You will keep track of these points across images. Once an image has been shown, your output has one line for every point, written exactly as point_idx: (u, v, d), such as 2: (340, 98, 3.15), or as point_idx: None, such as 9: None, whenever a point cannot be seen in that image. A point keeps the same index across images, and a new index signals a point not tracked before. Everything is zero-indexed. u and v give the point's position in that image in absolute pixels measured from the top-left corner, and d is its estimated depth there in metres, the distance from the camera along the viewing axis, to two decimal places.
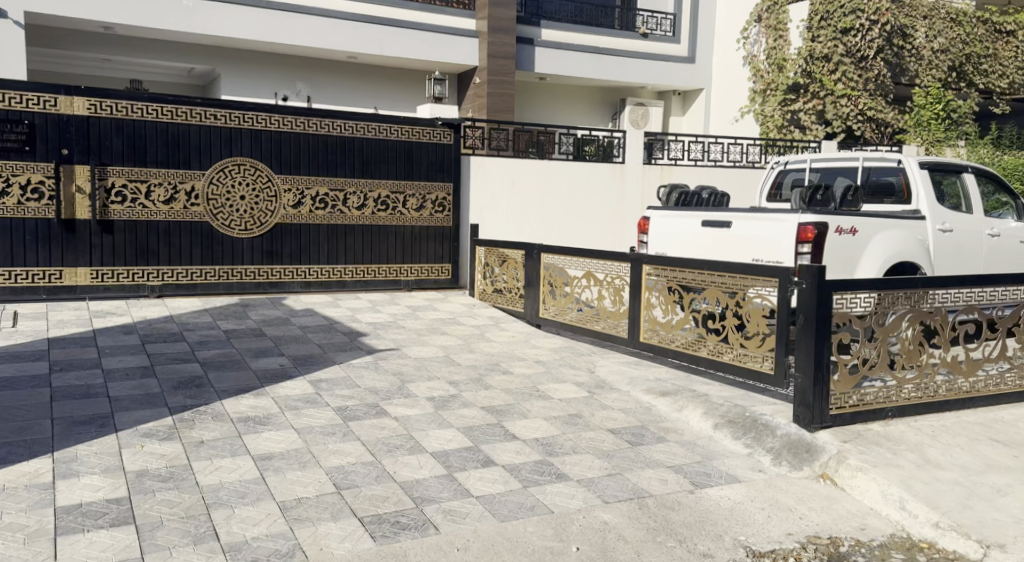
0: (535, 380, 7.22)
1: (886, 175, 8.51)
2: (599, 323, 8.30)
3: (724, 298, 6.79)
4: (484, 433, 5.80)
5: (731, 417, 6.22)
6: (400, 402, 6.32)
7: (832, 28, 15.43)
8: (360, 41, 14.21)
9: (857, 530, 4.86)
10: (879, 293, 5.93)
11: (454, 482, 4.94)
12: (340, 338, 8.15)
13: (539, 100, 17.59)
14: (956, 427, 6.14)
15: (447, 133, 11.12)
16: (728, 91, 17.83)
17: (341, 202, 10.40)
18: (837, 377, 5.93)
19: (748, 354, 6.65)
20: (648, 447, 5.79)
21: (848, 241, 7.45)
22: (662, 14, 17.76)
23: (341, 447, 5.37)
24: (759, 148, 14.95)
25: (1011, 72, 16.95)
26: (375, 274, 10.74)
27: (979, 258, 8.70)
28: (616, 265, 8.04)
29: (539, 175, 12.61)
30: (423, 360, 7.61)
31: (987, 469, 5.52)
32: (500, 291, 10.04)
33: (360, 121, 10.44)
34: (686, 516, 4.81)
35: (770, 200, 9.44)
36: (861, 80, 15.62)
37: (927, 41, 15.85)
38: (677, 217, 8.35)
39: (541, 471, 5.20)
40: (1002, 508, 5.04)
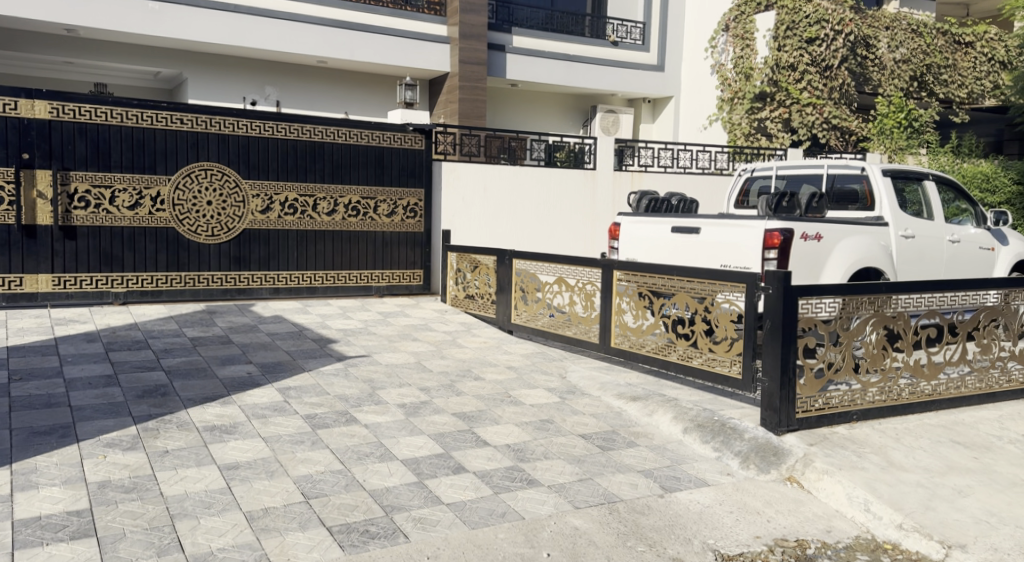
0: (507, 386, 7.26)
1: (850, 181, 8.65)
2: (570, 328, 8.36)
3: (693, 303, 6.87)
4: (453, 439, 5.83)
5: (700, 421, 6.29)
6: (370, 409, 6.34)
7: (798, 38, 15.88)
8: (329, 45, 14.22)
9: (823, 533, 4.94)
10: (843, 297, 6.03)
11: (424, 490, 4.96)
12: (309, 345, 8.14)
13: (512, 107, 17.66)
14: (919, 429, 6.25)
15: (419, 138, 11.15)
16: (697, 99, 17.97)
17: (310, 207, 10.40)
18: (803, 381, 6.02)
19: (717, 358, 6.71)
20: (618, 452, 5.85)
21: (813, 247, 7.57)
22: (632, 22, 17.87)
23: (309, 455, 5.37)
24: (727, 155, 15.17)
25: (970, 82, 17.70)
26: (346, 281, 10.74)
27: (941, 264, 8.86)
28: (587, 270, 8.11)
29: (511, 182, 12.66)
30: (394, 366, 7.63)
31: (949, 471, 5.63)
32: (472, 297, 10.09)
33: (331, 127, 10.45)
34: (655, 520, 4.86)
35: (738, 207, 9.58)
36: (825, 90, 16.14)
37: (889, 51, 16.70)
38: (647, 223, 8.44)
39: (512, 477, 5.24)
40: (963, 509, 5.15)
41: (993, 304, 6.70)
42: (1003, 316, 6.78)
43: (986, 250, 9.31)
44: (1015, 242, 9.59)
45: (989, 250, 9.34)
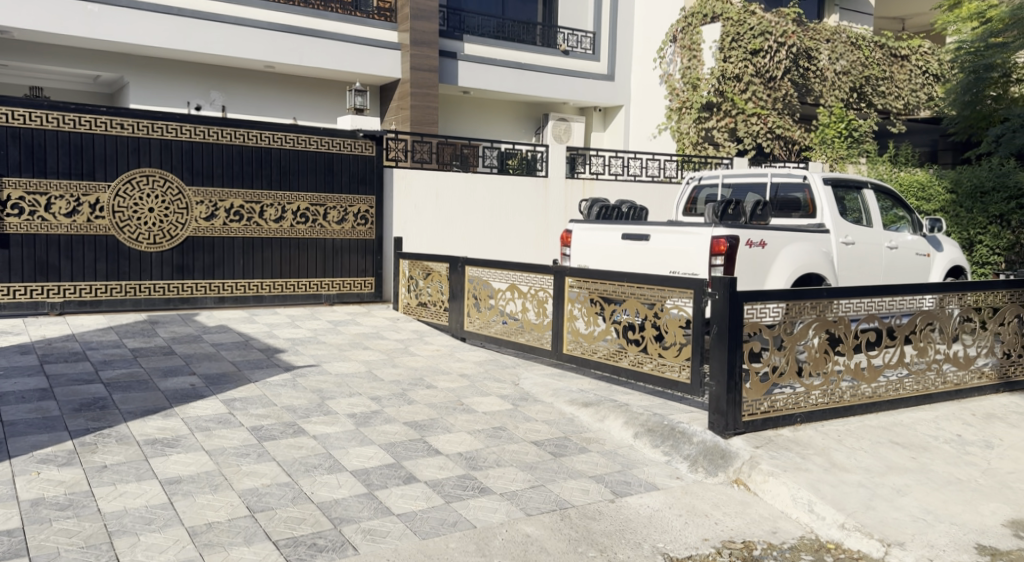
0: (459, 394, 7.27)
1: (793, 190, 8.88)
2: (523, 335, 8.40)
3: (643, 309, 6.95)
4: (405, 448, 5.81)
5: (651, 425, 6.38)
6: (319, 420, 6.29)
7: (742, 50, 16.20)
8: (276, 50, 14.09)
9: (769, 534, 5.04)
10: (786, 302, 6.17)
11: (374, 501, 4.94)
12: (256, 355, 8.03)
13: (464, 114, 17.68)
14: (860, 430, 6.42)
15: (370, 145, 11.08)
16: (646, 108, 18.22)
17: (257, 214, 10.29)
18: (749, 385, 6.14)
19: (666, 363, 6.80)
20: (570, 458, 5.89)
21: (757, 254, 7.74)
22: (582, 32, 18.08)
23: (255, 468, 5.30)
24: (676, 163, 15.43)
25: (906, 94, 18.25)
26: (294, 289, 10.63)
27: (881, 270, 9.10)
28: (538, 277, 8.17)
29: (463, 189, 12.66)
30: (344, 376, 7.57)
31: (889, 470, 5.80)
32: (425, 304, 10.06)
33: (279, 132, 10.36)
34: (606, 525, 4.91)
35: (686, 215, 9.72)
36: (769, 100, 16.49)
37: (830, 63, 17.17)
38: (598, 230, 8.53)
39: (464, 486, 5.24)
40: (902, 508, 5.32)
41: (928, 308, 6.92)
42: (938, 320, 7.00)
43: (923, 257, 9.60)
44: (950, 249, 9.89)
45: (926, 256, 9.64)
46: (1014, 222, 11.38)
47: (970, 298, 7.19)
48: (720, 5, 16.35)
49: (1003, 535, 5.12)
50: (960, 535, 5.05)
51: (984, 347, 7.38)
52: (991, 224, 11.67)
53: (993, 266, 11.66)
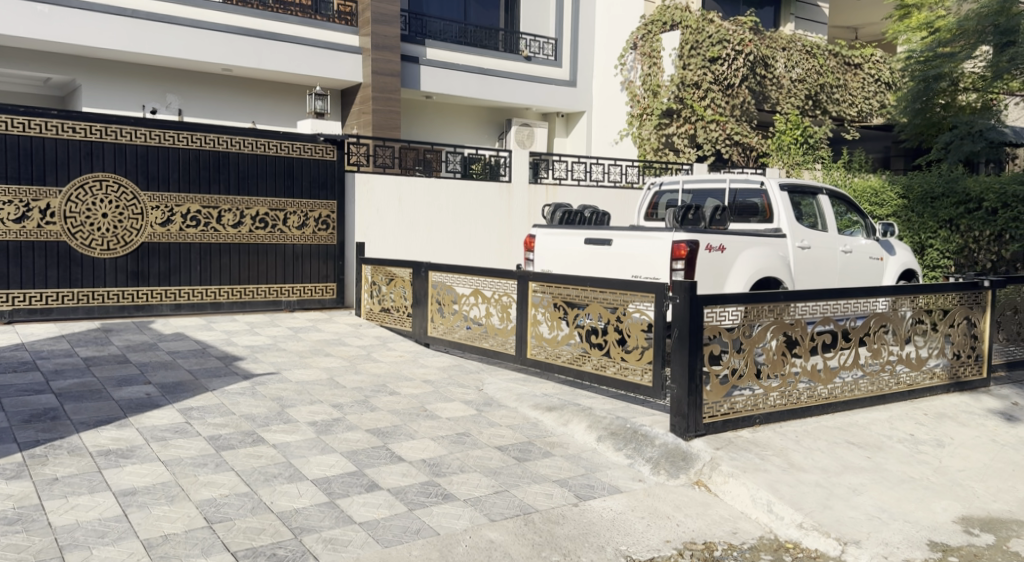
0: (423, 400, 7.26)
1: (750, 195, 9.03)
2: (487, 340, 8.43)
3: (606, 313, 7.01)
4: (367, 456, 5.80)
5: (614, 429, 6.44)
6: (279, 428, 6.24)
7: (701, 57, 16.45)
8: (234, 54, 13.96)
9: (729, 534, 5.12)
10: (745, 306, 6.28)
11: (336, 510, 4.92)
12: (214, 363, 7.95)
13: (427, 119, 17.65)
14: (818, 430, 6.54)
15: (331, 149, 11.08)
16: (607, 115, 18.38)
17: (214, 220, 10.18)
18: (709, 387, 6.22)
19: (629, 367, 6.86)
20: (534, 462, 5.92)
21: (717, 258, 7.86)
22: (544, 38, 18.24)
23: (213, 478, 5.25)
24: (637, 169, 15.61)
25: (860, 101, 18.63)
26: (254, 295, 10.52)
27: (837, 274, 9.29)
28: (502, 282, 8.21)
29: (426, 193, 12.65)
30: (305, 383, 7.52)
31: (845, 470, 5.93)
32: (388, 310, 10.03)
33: (237, 137, 10.27)
34: (569, 529, 4.95)
35: (648, 219, 9.83)
36: (728, 107, 16.63)
37: (786, 71, 17.51)
38: (561, 235, 8.59)
39: (427, 492, 5.25)
40: (858, 507, 5.44)
41: (882, 310, 7.08)
42: (891, 322, 7.17)
43: (876, 260, 9.80)
44: (902, 253, 10.12)
45: (879, 259, 9.84)
46: (963, 226, 11.71)
47: (921, 301, 7.38)
48: (679, 14, 16.69)
49: (953, 532, 5.28)
50: (913, 532, 5.19)
51: (935, 348, 7.57)
52: (942, 228, 11.99)
53: (943, 269, 11.98)
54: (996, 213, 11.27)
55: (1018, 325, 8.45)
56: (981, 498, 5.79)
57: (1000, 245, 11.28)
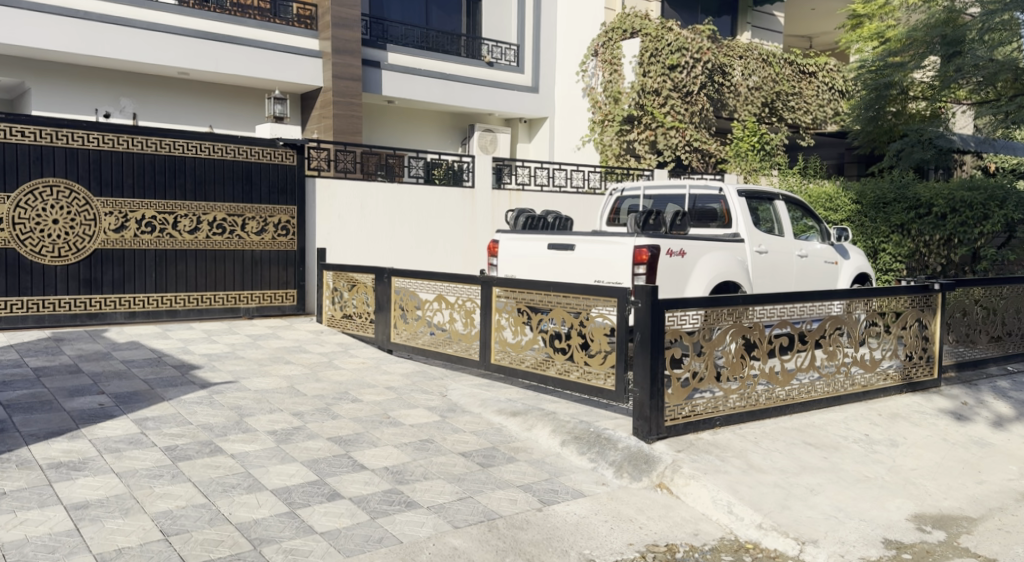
0: (386, 407, 7.25)
1: (710, 201, 9.18)
2: (450, 346, 8.44)
3: (569, 317, 7.07)
4: (328, 464, 5.78)
5: (577, 433, 6.49)
6: (238, 438, 6.19)
7: (661, 65, 16.69)
8: (190, 57, 13.81)
9: (690, 536, 5.19)
10: (705, 309, 6.38)
11: (296, 520, 4.90)
12: (169, 372, 7.85)
13: (390, 124, 17.60)
14: (776, 431, 6.64)
15: (290, 154, 11.01)
16: (569, 121, 18.48)
17: (170, 225, 10.05)
18: (670, 390, 6.29)
19: (592, 371, 6.92)
20: (498, 468, 5.94)
21: (677, 263, 7.96)
22: (506, 44, 18.33)
23: (170, 490, 5.19)
24: (600, 175, 15.73)
25: (814, 109, 19.01)
26: (211, 302, 10.40)
27: (793, 279, 9.46)
28: (466, 288, 8.22)
29: (389, 199, 12.65)
30: (264, 391, 7.46)
31: (803, 470, 6.05)
32: (350, 316, 9.99)
33: (193, 141, 10.16)
34: (533, 534, 4.98)
35: (610, 224, 9.92)
36: (687, 114, 16.97)
37: (743, 78, 17.84)
38: (524, 240, 8.64)
39: (390, 500, 5.24)
40: (815, 506, 5.55)
41: (836, 313, 7.24)
42: (846, 325, 7.33)
43: (831, 264, 9.99)
44: (856, 257, 10.34)
45: (833, 263, 10.03)
46: (914, 230, 11.99)
47: (875, 304, 7.56)
48: (639, 21, 16.86)
49: (907, 529, 5.42)
50: (868, 531, 5.31)
51: (888, 350, 7.74)
52: (893, 233, 12.26)
53: (896, 273, 12.25)
54: (945, 218, 11.58)
55: (968, 326, 8.67)
56: (934, 496, 5.96)
57: (950, 249, 11.63)
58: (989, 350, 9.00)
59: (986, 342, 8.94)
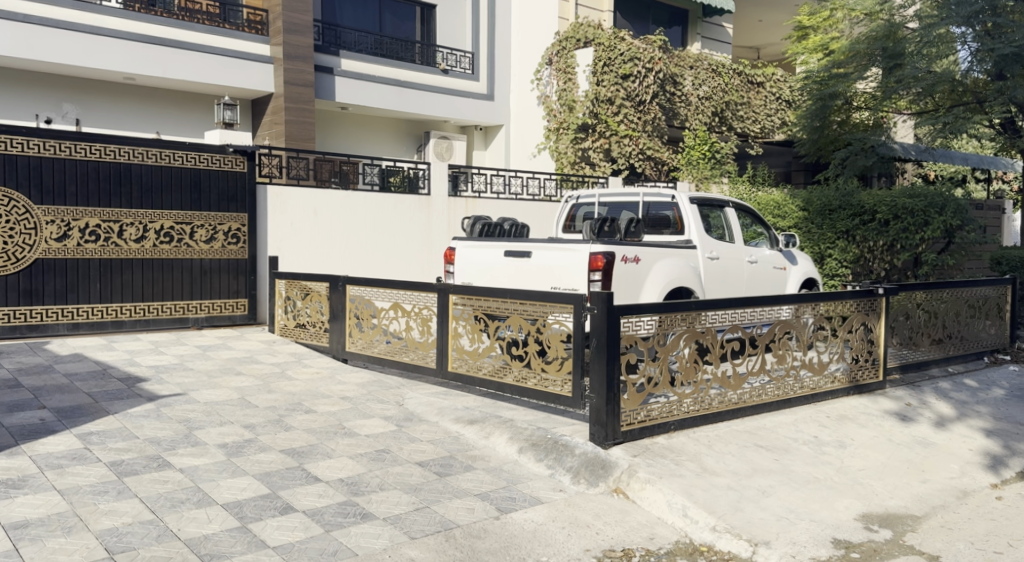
0: (340, 417, 7.20)
1: (663, 208, 9.30)
2: (407, 354, 8.42)
3: (526, 324, 7.09)
4: (281, 477, 5.73)
5: (534, 440, 6.52)
6: (187, 452, 6.10)
7: (614, 74, 16.86)
8: (136, 62, 13.58)
9: (646, 540, 5.26)
10: (659, 315, 6.48)
11: (248, 534, 4.85)
12: (115, 385, 7.70)
13: (345, 131, 17.49)
14: (728, 434, 6.75)
15: (240, 160, 10.91)
16: (525, 128, 18.58)
17: (115, 234, 9.88)
18: (626, 396, 6.36)
19: (548, 378, 6.96)
20: (455, 477, 5.95)
21: (632, 269, 8.06)
22: (461, 52, 18.27)
23: (115, 506, 5.11)
24: (555, 182, 15.84)
25: (762, 118, 19.41)
26: (158, 313, 10.24)
27: (743, 285, 9.61)
28: (422, 295, 8.22)
29: (343, 206, 12.57)
30: (214, 404, 7.37)
31: (755, 472, 6.17)
32: (304, 325, 9.92)
33: (140, 148, 10.01)
34: (491, 543, 5.00)
35: (566, 231, 10.01)
36: (640, 123, 17.14)
37: (693, 88, 18.05)
38: (480, 248, 8.67)
39: (344, 513, 5.22)
40: (767, 508, 5.67)
41: (785, 318, 7.39)
42: (794, 329, 7.49)
43: (779, 270, 10.18)
44: (803, 262, 10.54)
45: (782, 269, 10.22)
46: (858, 237, 12.34)
47: (822, 308, 7.73)
48: (592, 31, 17.03)
49: (855, 528, 5.56)
50: (818, 531, 5.43)
51: (835, 353, 7.92)
52: (839, 239, 12.60)
53: (842, 278, 12.59)
54: (889, 224, 11.95)
55: (911, 329, 8.91)
56: (880, 495, 6.12)
57: (893, 255, 11.99)
58: (931, 352, 9.25)
59: (928, 344, 9.19)
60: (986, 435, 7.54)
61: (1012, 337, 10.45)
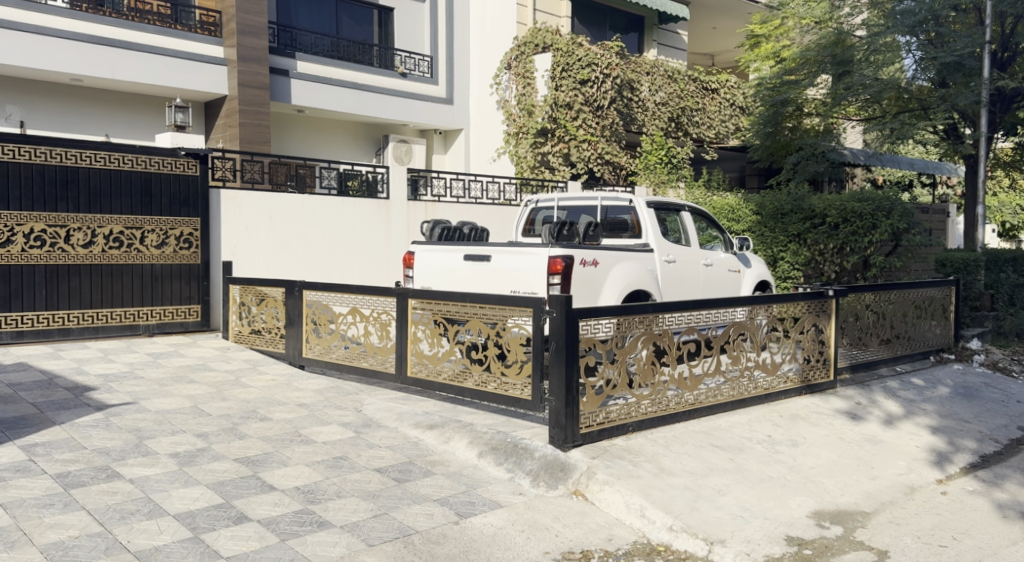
0: (296, 424, 7.16)
1: (621, 212, 9.43)
2: (366, 359, 8.39)
3: (486, 328, 7.12)
4: (235, 486, 5.68)
5: (494, 443, 6.55)
6: (137, 462, 6.01)
7: (572, 79, 16.98)
8: (84, 63, 13.35)
9: (605, 541, 5.32)
10: (617, 318, 6.56)
11: (200, 545, 4.80)
12: (61, 395, 7.55)
13: (301, 134, 17.35)
14: (685, 435, 6.85)
15: (192, 163, 10.79)
16: (483, 133, 18.64)
17: (62, 239, 9.70)
18: (585, 398, 6.41)
19: (509, 382, 6.99)
20: (414, 482, 5.95)
21: (590, 272, 8.15)
22: (419, 56, 18.31)
23: (61, 519, 5.01)
24: (515, 186, 15.87)
25: (716, 124, 19.79)
26: (107, 320, 10.07)
27: (699, 288, 9.76)
28: (380, 300, 8.20)
29: (300, 209, 12.48)
30: (165, 412, 7.26)
31: (711, 472, 6.27)
32: (259, 331, 9.83)
33: (87, 151, 9.84)
34: (450, 548, 5.01)
35: (525, 235, 10.07)
36: (598, 128, 17.36)
37: (650, 94, 18.36)
38: (440, 252, 8.67)
39: (301, 521, 5.19)
40: (722, 507, 5.77)
41: (739, 319, 7.54)
42: (748, 330, 7.63)
43: (734, 273, 10.35)
44: (757, 265, 10.73)
45: (736, 272, 10.38)
46: (809, 240, 12.62)
47: (775, 310, 7.90)
48: (550, 36, 17.12)
49: (808, 526, 5.68)
50: (772, 529, 5.55)
51: (788, 354, 8.07)
52: (791, 243, 12.89)
53: (794, 281, 12.89)
54: (838, 227, 12.24)
55: (860, 330, 9.13)
56: (831, 493, 6.26)
57: (842, 257, 12.26)
58: (880, 352, 9.48)
59: (877, 344, 9.42)
60: (932, 432, 7.76)
61: (956, 337, 10.77)
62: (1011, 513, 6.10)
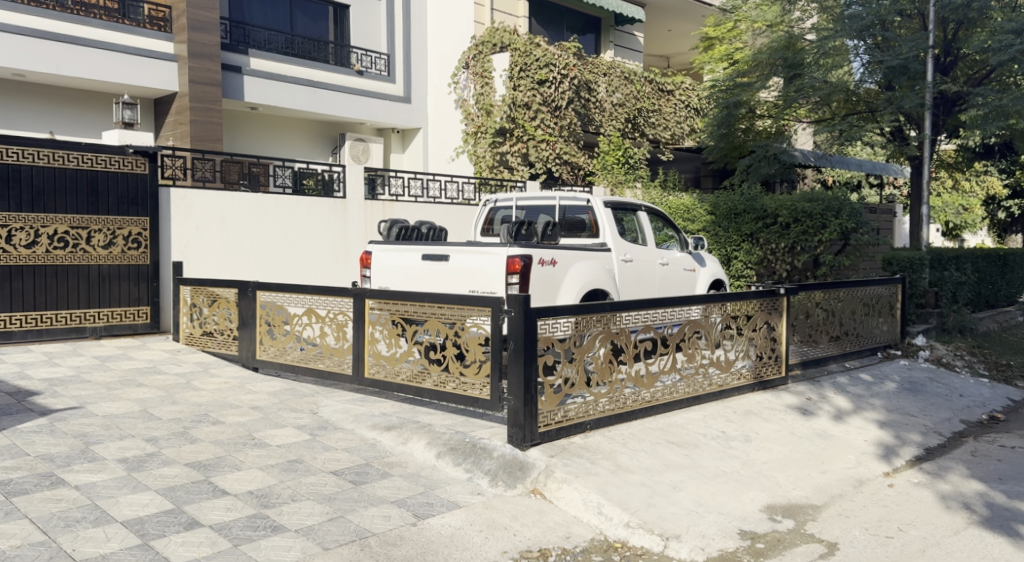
0: (250, 428, 7.09)
1: (579, 211, 9.50)
2: (322, 361, 8.33)
3: (444, 328, 7.12)
4: (187, 491, 5.60)
5: (452, 444, 6.55)
6: (83, 468, 5.90)
7: (530, 79, 17.06)
8: (28, 58, 13.05)
9: (562, 539, 5.36)
10: (575, 317, 6.61)
11: (149, 552, 4.73)
12: (3, 400, 7.38)
13: (256, 133, 17.14)
14: (642, 433, 6.92)
15: (140, 162, 10.65)
16: (441, 132, 18.63)
17: (3, 239, 9.45)
18: (543, 397, 6.44)
19: (467, 381, 7.00)
20: (371, 484, 5.94)
21: (548, 272, 8.20)
22: (376, 54, 18.21)
23: (2, 528, 4.90)
24: (473, 186, 15.86)
25: (672, 124, 20.01)
26: (52, 321, 9.87)
27: (655, 286, 9.87)
28: (336, 300, 8.16)
29: (254, 208, 12.34)
30: (113, 417, 7.14)
31: (666, 468, 6.35)
32: (211, 333, 9.70)
33: (30, 148, 9.61)
34: (407, 549, 5.01)
35: (484, 235, 10.09)
36: (556, 128, 17.48)
37: (607, 94, 18.54)
38: (397, 251, 8.65)
39: (254, 526, 5.14)
40: (677, 503, 5.86)
41: (694, 317, 7.66)
42: (702, 328, 7.76)
43: (689, 272, 10.48)
44: (711, 264, 10.88)
45: (691, 271, 10.52)
46: (761, 239, 12.90)
47: (728, 308, 8.03)
48: (507, 36, 17.19)
49: (760, 520, 5.80)
50: (726, 524, 5.66)
51: (741, 351, 8.21)
52: (744, 242, 13.16)
53: (747, 280, 13.18)
54: (790, 227, 12.52)
55: (811, 327, 9.32)
56: (783, 487, 6.39)
57: (794, 256, 12.52)
58: (830, 348, 9.68)
59: (827, 341, 9.60)
60: (879, 427, 7.96)
61: (902, 333, 11.06)
62: (954, 503, 6.28)
